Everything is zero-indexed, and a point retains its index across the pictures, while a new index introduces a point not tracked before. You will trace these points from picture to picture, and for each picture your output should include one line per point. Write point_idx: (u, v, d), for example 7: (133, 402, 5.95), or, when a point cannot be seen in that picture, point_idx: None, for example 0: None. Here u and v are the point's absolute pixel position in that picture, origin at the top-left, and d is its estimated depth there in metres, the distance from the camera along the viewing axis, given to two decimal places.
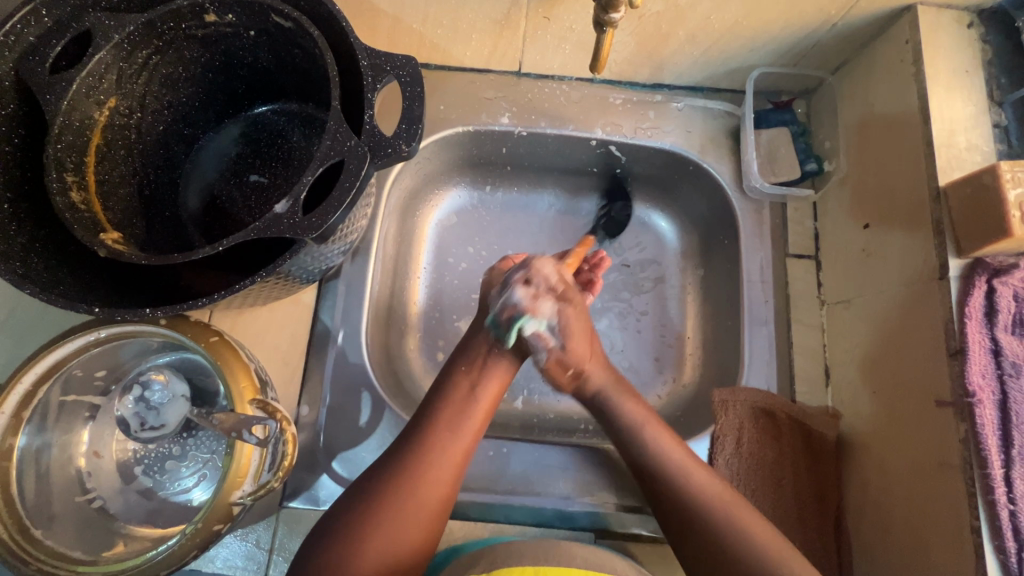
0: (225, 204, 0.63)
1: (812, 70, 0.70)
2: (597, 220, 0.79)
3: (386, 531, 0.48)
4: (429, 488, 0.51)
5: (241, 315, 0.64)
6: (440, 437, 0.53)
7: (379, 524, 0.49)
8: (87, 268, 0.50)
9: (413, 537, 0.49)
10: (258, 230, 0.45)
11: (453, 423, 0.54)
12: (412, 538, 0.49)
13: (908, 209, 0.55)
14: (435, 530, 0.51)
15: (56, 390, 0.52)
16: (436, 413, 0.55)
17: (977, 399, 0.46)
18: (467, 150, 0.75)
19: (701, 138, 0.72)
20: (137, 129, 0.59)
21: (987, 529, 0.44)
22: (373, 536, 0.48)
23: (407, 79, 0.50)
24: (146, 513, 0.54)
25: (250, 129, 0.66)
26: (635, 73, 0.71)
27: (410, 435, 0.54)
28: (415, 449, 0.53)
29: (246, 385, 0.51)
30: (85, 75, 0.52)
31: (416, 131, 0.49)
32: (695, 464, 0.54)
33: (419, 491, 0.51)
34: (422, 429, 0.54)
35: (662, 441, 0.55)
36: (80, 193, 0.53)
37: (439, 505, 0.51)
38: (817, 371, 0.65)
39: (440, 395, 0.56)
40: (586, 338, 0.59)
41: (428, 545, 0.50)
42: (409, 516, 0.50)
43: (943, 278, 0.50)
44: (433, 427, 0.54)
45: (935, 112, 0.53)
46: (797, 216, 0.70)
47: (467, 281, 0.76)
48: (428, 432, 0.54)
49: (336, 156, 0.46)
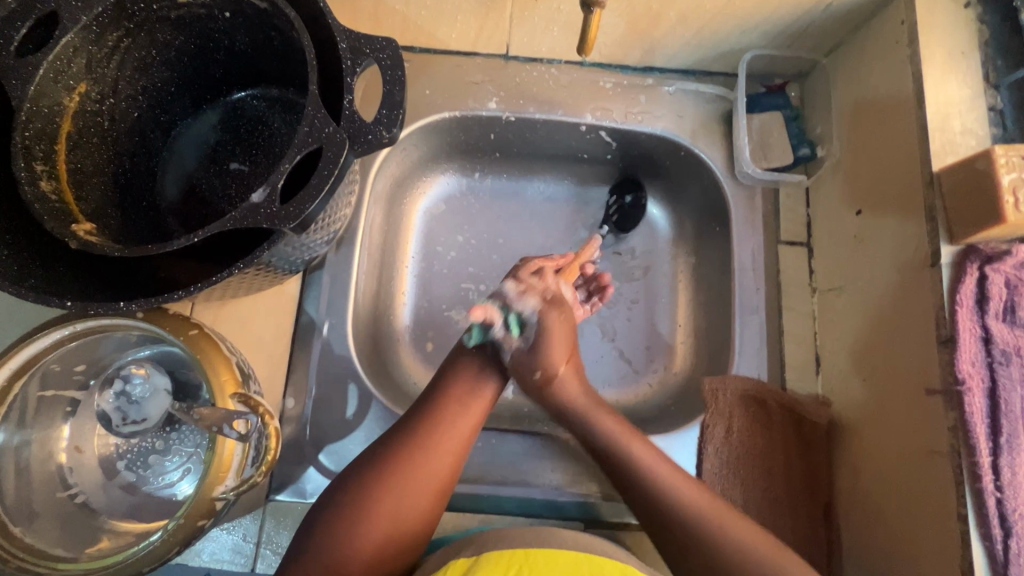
0: (206, 192, 0.62)
1: (806, 53, 0.68)
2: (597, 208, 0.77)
3: (391, 506, 0.48)
4: (439, 461, 0.51)
5: (223, 308, 0.63)
6: (451, 411, 0.54)
7: (381, 500, 0.48)
8: (61, 259, 0.49)
9: (417, 510, 0.50)
10: (233, 221, 0.43)
11: (464, 399, 0.55)
12: (417, 512, 0.49)
13: (900, 195, 0.54)
14: (440, 506, 0.51)
15: (34, 385, 0.51)
16: (447, 387, 0.55)
17: (967, 386, 0.46)
18: (455, 136, 0.73)
19: (693, 123, 0.71)
20: (110, 115, 0.57)
21: (974, 517, 0.44)
22: (379, 506, 0.48)
23: (387, 62, 0.48)
24: (130, 508, 0.54)
25: (229, 116, 0.64)
26: (625, 56, 0.70)
27: (419, 410, 0.54)
28: (422, 426, 0.53)
29: (227, 378, 0.50)
30: (53, 60, 0.49)
31: (397, 116, 0.47)
32: None
33: (426, 465, 0.51)
34: (430, 406, 0.54)
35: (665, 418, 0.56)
36: (50, 182, 0.51)
37: (445, 483, 0.51)
38: (807, 359, 0.65)
39: (451, 369, 0.57)
40: (566, 348, 0.59)
41: (431, 519, 0.51)
42: (414, 492, 0.49)
43: (935, 266, 0.49)
44: (444, 403, 0.54)
45: (930, 95, 0.52)
46: (790, 202, 0.69)
47: (456, 270, 0.75)
48: (434, 410, 0.53)
49: (314, 143, 0.45)
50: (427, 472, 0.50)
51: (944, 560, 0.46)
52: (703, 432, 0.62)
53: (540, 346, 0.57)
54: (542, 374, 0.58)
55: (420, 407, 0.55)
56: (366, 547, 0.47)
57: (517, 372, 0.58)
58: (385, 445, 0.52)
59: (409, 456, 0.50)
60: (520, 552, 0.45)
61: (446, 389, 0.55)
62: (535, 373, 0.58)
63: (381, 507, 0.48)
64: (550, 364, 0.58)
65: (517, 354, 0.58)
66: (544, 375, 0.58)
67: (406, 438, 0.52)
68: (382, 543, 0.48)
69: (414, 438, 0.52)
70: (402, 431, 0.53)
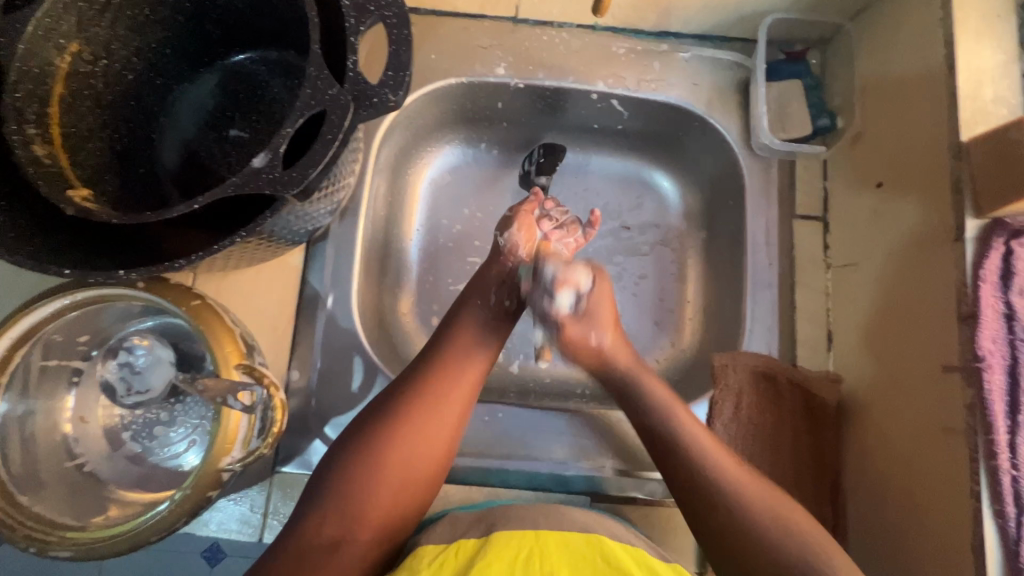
0: (205, 159, 0.59)
1: (829, 17, 0.65)
2: (609, 182, 0.75)
3: (395, 468, 0.48)
4: (447, 413, 0.50)
5: (226, 278, 0.62)
6: (458, 362, 0.53)
7: (390, 454, 0.48)
8: (61, 227, 0.48)
9: (429, 461, 0.49)
10: (234, 186, 0.42)
11: (467, 352, 0.53)
12: (424, 466, 0.49)
13: (925, 167, 0.52)
14: (449, 458, 0.51)
15: (36, 354, 0.50)
16: (452, 339, 0.54)
17: (987, 364, 0.45)
18: (461, 104, 0.70)
19: (709, 91, 0.68)
20: (104, 77, 0.54)
21: (988, 495, 0.44)
22: (392, 457, 0.48)
23: (392, 20, 0.46)
24: (137, 478, 0.54)
25: (228, 80, 0.61)
26: (640, 19, 0.67)
27: (424, 360, 0.53)
28: (418, 388, 0.51)
29: (231, 350, 0.49)
30: (42, 17, 0.47)
31: (404, 78, 0.45)
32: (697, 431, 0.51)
33: (435, 417, 0.50)
34: (426, 368, 0.52)
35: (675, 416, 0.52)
36: (44, 147, 0.49)
37: (451, 437, 0.51)
38: (818, 336, 0.64)
39: (455, 321, 0.55)
40: (612, 313, 0.57)
41: (441, 469, 0.51)
42: (424, 444, 0.49)
43: (959, 240, 0.48)
44: (449, 354, 0.53)
45: (962, 60, 0.50)
46: (806, 175, 0.67)
47: (461, 242, 0.73)
48: (428, 371, 0.52)
49: (317, 106, 0.43)
50: (429, 429, 0.50)
51: (954, 535, 0.46)
52: (712, 407, 0.62)
53: (590, 312, 0.55)
54: (597, 342, 0.55)
55: (422, 360, 0.53)
56: (382, 499, 0.47)
57: (568, 340, 0.56)
58: (383, 406, 0.51)
59: (404, 416, 0.49)
60: (530, 535, 0.45)
61: (451, 341, 0.54)
62: (588, 337, 0.55)
63: (386, 466, 0.48)
64: (601, 330, 0.56)
65: (568, 326, 0.55)
66: (598, 344, 0.55)
67: (411, 391, 0.51)
68: (397, 495, 0.48)
69: (408, 397, 0.50)
70: (402, 390, 0.51)
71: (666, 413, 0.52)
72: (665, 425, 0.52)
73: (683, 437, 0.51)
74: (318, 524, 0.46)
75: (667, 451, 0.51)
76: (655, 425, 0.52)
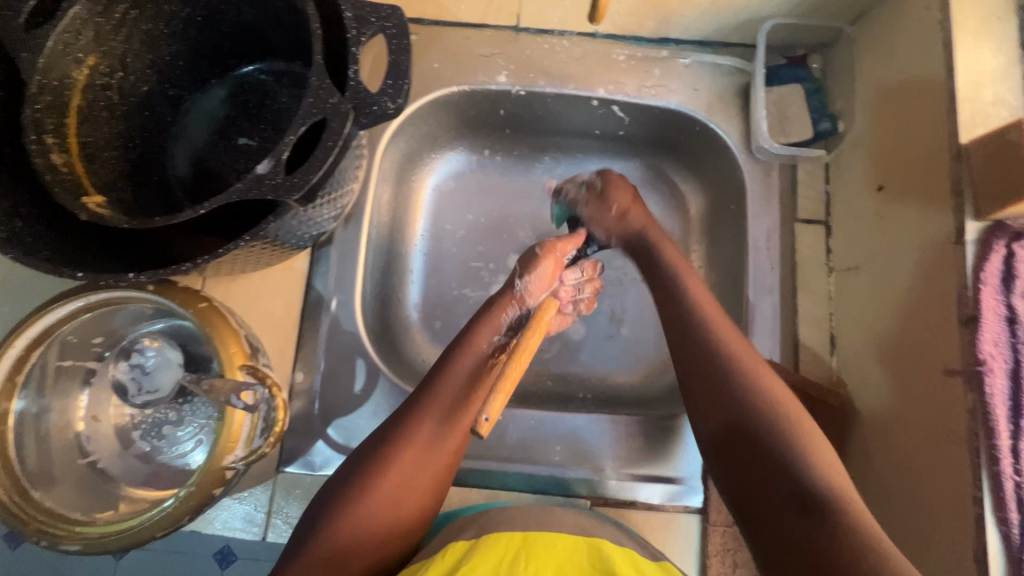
0: (215, 167, 0.62)
1: (829, 21, 0.65)
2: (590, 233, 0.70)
3: (388, 501, 0.49)
4: (435, 456, 0.51)
5: (233, 282, 0.63)
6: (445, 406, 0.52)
7: (377, 500, 0.49)
8: (76, 234, 0.49)
9: (415, 501, 0.50)
10: (239, 192, 0.43)
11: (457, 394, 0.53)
12: (411, 504, 0.50)
13: (925, 169, 0.52)
14: (440, 494, 0.52)
15: (52, 354, 0.53)
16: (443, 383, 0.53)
17: (987, 367, 0.44)
18: (463, 111, 0.72)
19: (708, 96, 0.68)
20: (120, 90, 0.57)
21: (990, 501, 0.43)
22: (377, 503, 0.48)
23: (392, 31, 0.47)
24: (146, 475, 0.55)
25: (237, 91, 0.64)
26: (639, 27, 0.68)
27: (415, 400, 0.53)
28: (424, 412, 0.52)
29: (235, 351, 0.51)
30: (61, 32, 0.49)
31: (403, 86, 0.47)
32: (767, 375, 0.50)
33: (424, 461, 0.51)
34: (427, 390, 0.53)
35: (740, 352, 0.52)
36: (62, 156, 0.51)
37: (441, 475, 0.52)
38: (821, 340, 0.63)
39: (451, 361, 0.55)
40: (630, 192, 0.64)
41: (430, 505, 0.51)
42: (409, 486, 0.50)
43: (959, 243, 0.47)
44: (436, 400, 0.52)
45: (961, 63, 0.50)
46: (808, 179, 0.67)
47: (465, 247, 0.74)
48: (427, 393, 0.53)
49: (318, 113, 0.44)
50: (416, 471, 0.50)
51: (957, 540, 0.45)
52: None
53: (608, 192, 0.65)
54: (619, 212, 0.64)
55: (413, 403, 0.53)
56: (371, 542, 0.48)
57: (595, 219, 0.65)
58: (370, 450, 0.51)
59: (407, 434, 0.51)
60: (516, 536, 0.46)
61: (440, 385, 0.53)
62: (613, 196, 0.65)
63: (375, 511, 0.48)
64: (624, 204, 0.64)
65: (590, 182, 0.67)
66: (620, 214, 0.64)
67: (398, 438, 0.51)
68: (386, 536, 0.48)
69: (416, 415, 0.52)
70: (389, 435, 0.51)
71: (723, 345, 0.52)
72: (716, 356, 0.51)
73: (740, 368, 0.50)
74: (301, 570, 0.45)
75: (727, 382, 0.50)
76: (707, 362, 0.51)
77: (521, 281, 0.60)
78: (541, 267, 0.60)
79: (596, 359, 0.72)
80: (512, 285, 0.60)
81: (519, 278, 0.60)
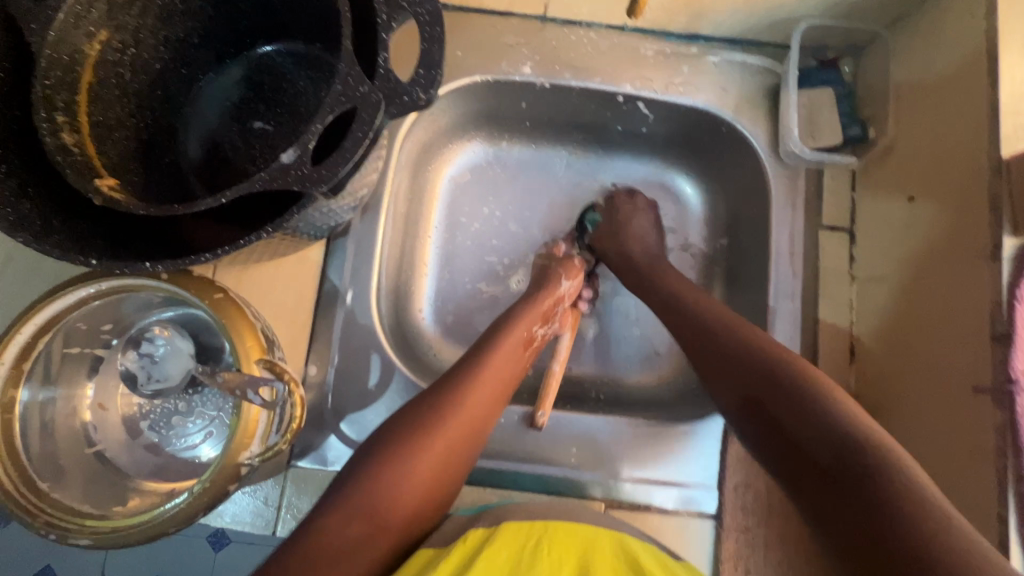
0: (229, 151, 0.60)
1: (866, 24, 0.64)
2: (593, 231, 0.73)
3: (428, 462, 0.48)
4: (473, 420, 0.52)
5: (246, 271, 0.62)
6: (489, 375, 0.55)
7: (418, 459, 0.48)
8: (83, 216, 0.47)
9: (447, 464, 0.50)
10: (263, 182, 0.41)
11: (504, 370, 0.56)
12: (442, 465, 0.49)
13: (959, 181, 0.51)
14: (465, 462, 0.51)
15: (58, 341, 0.50)
16: (493, 356, 0.56)
17: (1019, 386, 0.44)
18: (485, 101, 0.70)
19: (737, 96, 0.67)
20: (132, 66, 0.54)
21: (1015, 520, 0.43)
22: (419, 462, 0.48)
23: (426, 18, 0.45)
24: (153, 468, 0.54)
25: (252, 72, 0.61)
26: (670, 21, 0.66)
27: (462, 367, 0.55)
28: (469, 380, 0.53)
29: (252, 344, 0.49)
30: (73, 3, 0.46)
31: (436, 76, 0.44)
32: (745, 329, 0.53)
33: (463, 424, 0.51)
34: (474, 363, 0.55)
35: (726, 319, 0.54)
36: (72, 135, 0.49)
37: (472, 441, 0.52)
38: (841, 350, 0.63)
39: (500, 337, 0.58)
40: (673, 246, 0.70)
41: (457, 472, 0.51)
42: (448, 449, 0.50)
43: (995, 259, 0.47)
44: (484, 370, 0.55)
45: (1006, 74, 0.48)
46: (835, 185, 0.66)
47: (480, 242, 0.73)
48: (478, 369, 0.54)
49: (347, 102, 0.42)
50: (454, 432, 0.50)
51: None
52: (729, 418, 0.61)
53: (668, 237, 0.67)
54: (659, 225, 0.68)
55: (461, 367, 0.55)
56: (407, 502, 0.47)
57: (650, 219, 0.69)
58: (415, 412, 0.51)
59: (456, 398, 0.52)
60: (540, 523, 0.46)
61: (490, 357, 0.56)
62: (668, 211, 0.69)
63: (416, 470, 0.48)
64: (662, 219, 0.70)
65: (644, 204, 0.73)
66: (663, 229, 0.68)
67: (445, 399, 0.52)
68: (421, 498, 0.48)
69: (465, 382, 0.53)
70: (435, 396, 0.52)
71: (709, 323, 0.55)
72: (720, 332, 0.53)
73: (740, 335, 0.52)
74: (343, 522, 0.44)
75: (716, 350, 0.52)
76: (710, 332, 0.54)
77: (564, 282, 0.65)
78: (575, 276, 0.66)
79: (611, 358, 0.71)
80: (559, 285, 0.64)
81: (562, 280, 0.65)
